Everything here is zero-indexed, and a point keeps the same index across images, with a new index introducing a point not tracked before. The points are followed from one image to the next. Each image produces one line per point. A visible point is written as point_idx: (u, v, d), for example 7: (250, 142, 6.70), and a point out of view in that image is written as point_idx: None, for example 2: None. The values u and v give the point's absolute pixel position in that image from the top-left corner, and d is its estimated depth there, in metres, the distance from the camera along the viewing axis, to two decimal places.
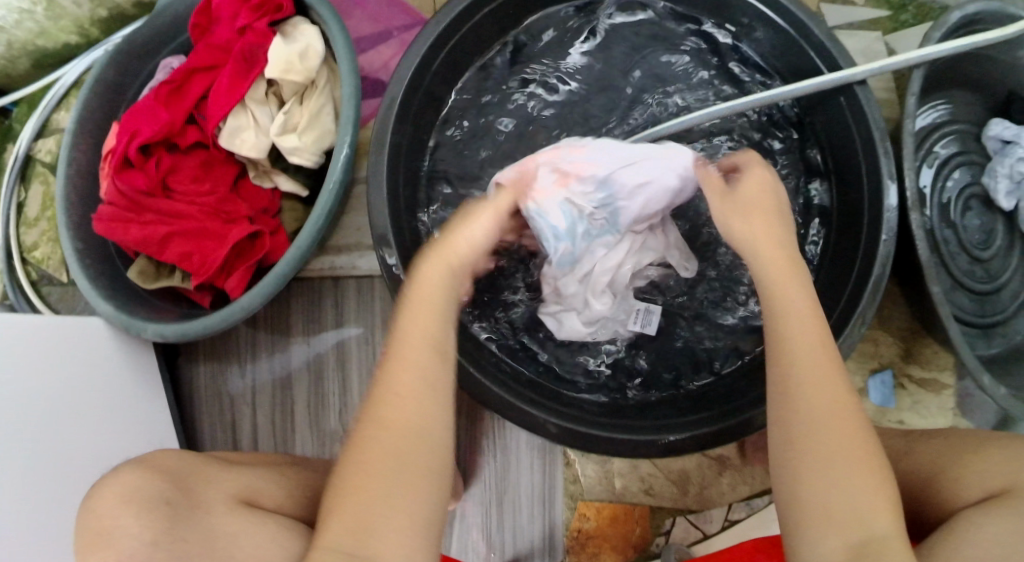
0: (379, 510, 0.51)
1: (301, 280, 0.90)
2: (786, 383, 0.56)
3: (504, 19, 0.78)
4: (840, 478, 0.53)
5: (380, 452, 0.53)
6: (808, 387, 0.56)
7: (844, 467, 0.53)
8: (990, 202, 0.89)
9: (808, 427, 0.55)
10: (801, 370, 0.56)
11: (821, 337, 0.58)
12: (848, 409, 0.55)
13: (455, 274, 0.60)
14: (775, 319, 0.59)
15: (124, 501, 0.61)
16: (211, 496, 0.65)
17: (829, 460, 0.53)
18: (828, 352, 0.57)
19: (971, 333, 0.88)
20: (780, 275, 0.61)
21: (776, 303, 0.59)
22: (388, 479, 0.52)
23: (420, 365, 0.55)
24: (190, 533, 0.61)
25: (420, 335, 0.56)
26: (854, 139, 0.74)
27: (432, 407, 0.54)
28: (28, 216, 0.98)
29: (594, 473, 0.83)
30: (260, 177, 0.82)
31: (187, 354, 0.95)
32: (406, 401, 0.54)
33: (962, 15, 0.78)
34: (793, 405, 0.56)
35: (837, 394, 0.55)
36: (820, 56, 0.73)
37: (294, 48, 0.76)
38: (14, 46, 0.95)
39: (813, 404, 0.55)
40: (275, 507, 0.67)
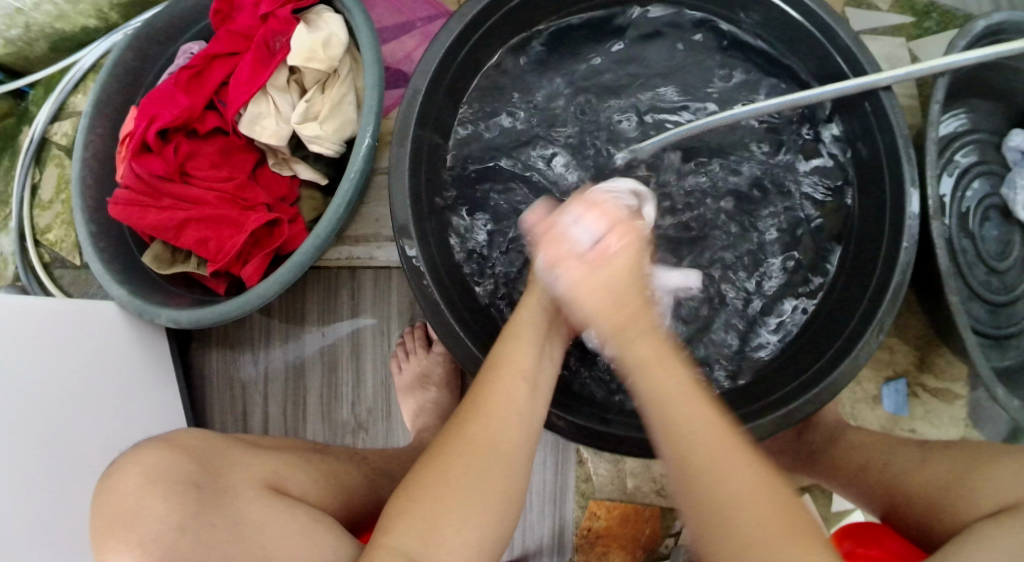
0: (449, 512, 0.54)
1: (318, 268, 0.89)
2: (681, 457, 0.53)
3: (528, 15, 0.78)
4: (784, 558, 0.50)
5: (460, 462, 0.55)
6: (721, 467, 0.52)
7: (778, 550, 0.50)
8: (1009, 213, 0.89)
9: (727, 507, 0.51)
10: (707, 440, 0.53)
11: (707, 410, 0.55)
12: (754, 489, 0.52)
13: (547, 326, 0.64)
14: (653, 390, 0.55)
15: (149, 482, 0.59)
16: (238, 481, 0.63)
17: (750, 538, 0.50)
18: (724, 426, 0.54)
19: (985, 344, 0.88)
20: (633, 337, 0.57)
21: (647, 375, 0.56)
22: (468, 492, 0.54)
23: (509, 391, 0.58)
24: (218, 517, 0.59)
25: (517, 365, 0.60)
26: (878, 146, 0.73)
27: (513, 435, 0.57)
28: (42, 199, 0.98)
29: (607, 473, 0.83)
30: (279, 165, 0.82)
31: (200, 340, 0.95)
32: (492, 417, 0.57)
33: (987, 23, 0.77)
34: (712, 486, 0.52)
35: (753, 474, 0.52)
36: (847, 62, 0.72)
37: (317, 36, 0.75)
38: (32, 28, 0.95)
39: (723, 487, 0.52)
40: (300, 495, 0.67)
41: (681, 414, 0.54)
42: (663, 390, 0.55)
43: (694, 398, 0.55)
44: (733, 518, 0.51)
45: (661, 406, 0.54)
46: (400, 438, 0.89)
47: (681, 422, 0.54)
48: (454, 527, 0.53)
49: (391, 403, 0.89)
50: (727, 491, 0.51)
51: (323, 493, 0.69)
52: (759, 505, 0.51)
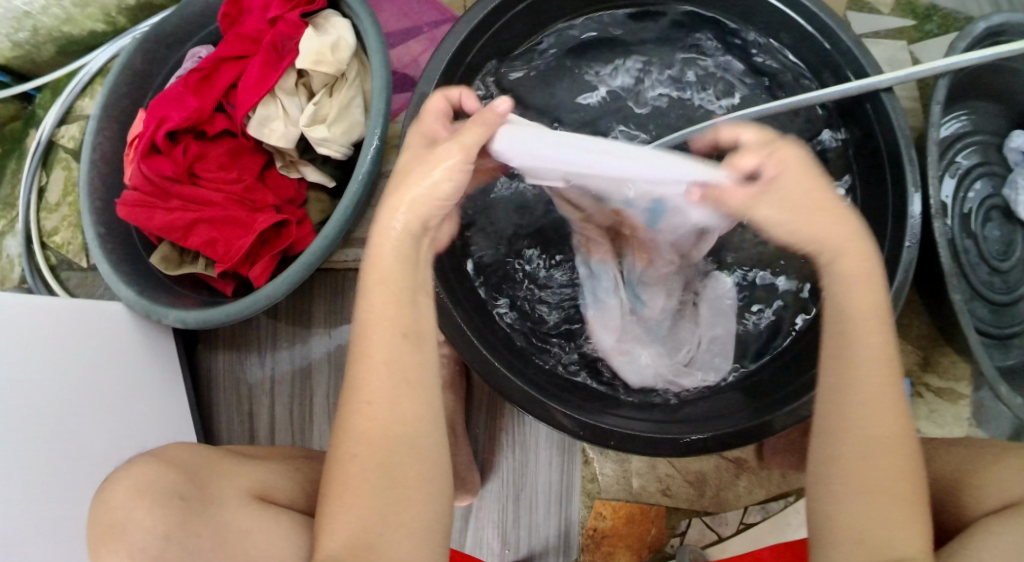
0: (375, 515, 0.55)
1: (325, 271, 0.90)
2: (867, 412, 0.57)
3: (532, 19, 0.79)
4: (879, 505, 0.55)
5: (360, 466, 0.56)
6: (854, 431, 0.57)
7: (887, 505, 0.55)
8: (1010, 213, 0.89)
9: (863, 463, 0.57)
10: (871, 402, 0.58)
11: (887, 361, 0.59)
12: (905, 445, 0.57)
13: (413, 234, 0.59)
14: (835, 366, 0.60)
15: (137, 493, 0.60)
16: (227, 493, 0.65)
17: (877, 482, 0.56)
18: (889, 383, 0.58)
19: (988, 344, 0.88)
20: (850, 287, 0.60)
21: (852, 341, 0.59)
22: (380, 493, 0.55)
23: (386, 370, 0.56)
24: (204, 527, 0.61)
25: (385, 324, 0.57)
26: (880, 146, 0.74)
27: (409, 401, 0.56)
28: (49, 201, 0.99)
29: (612, 472, 0.83)
30: (287, 168, 0.83)
31: (206, 342, 0.95)
32: (379, 399, 0.56)
33: (987, 26, 0.78)
34: (844, 437, 0.57)
35: (884, 420, 0.57)
36: (849, 64, 0.73)
37: (325, 40, 0.76)
38: (40, 32, 0.96)
39: (880, 442, 0.57)
40: (286, 502, 0.68)
41: (861, 377, 0.58)
42: (859, 348, 0.59)
43: (882, 359, 0.58)
44: (851, 483, 0.56)
45: (850, 362, 0.59)
46: None
47: (849, 393, 0.58)
48: (391, 527, 0.55)
49: None
50: (896, 469, 0.56)
51: (311, 501, 0.69)
52: (889, 472, 0.56)
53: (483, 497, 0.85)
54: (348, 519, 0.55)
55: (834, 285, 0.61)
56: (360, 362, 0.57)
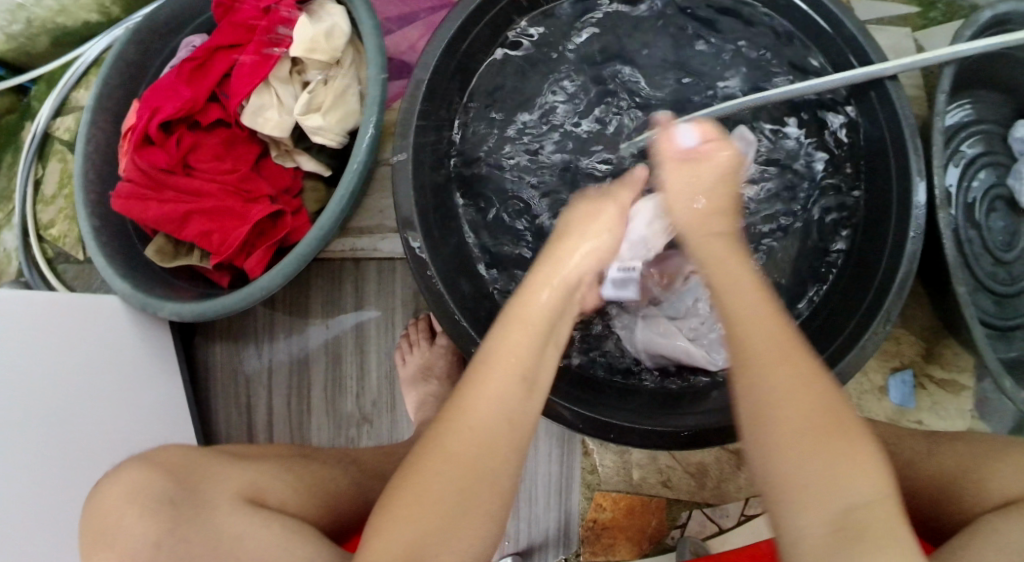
0: (434, 535, 0.50)
1: (322, 261, 0.89)
2: (746, 364, 0.52)
3: (530, 6, 0.78)
4: (823, 456, 0.49)
5: (439, 483, 0.51)
6: (768, 372, 0.51)
7: (815, 446, 0.49)
8: (1015, 203, 0.88)
9: (773, 414, 0.50)
10: (768, 373, 0.51)
11: (772, 314, 0.54)
12: (813, 387, 0.51)
13: (556, 312, 0.57)
14: (731, 321, 0.54)
15: (127, 501, 0.61)
16: (216, 494, 0.64)
17: (795, 431, 0.50)
18: (787, 333, 0.53)
19: (992, 335, 0.87)
20: (719, 266, 0.57)
21: (732, 288, 0.55)
22: (448, 518, 0.50)
23: (496, 402, 0.53)
24: (195, 529, 0.61)
25: (515, 358, 0.54)
26: (884, 135, 0.72)
27: (505, 438, 0.52)
28: (45, 193, 0.98)
29: (612, 464, 0.82)
30: (282, 157, 0.81)
31: (204, 334, 0.95)
32: (483, 425, 0.52)
33: (993, 15, 0.76)
34: (762, 380, 0.51)
35: (804, 372, 0.52)
36: (853, 51, 0.71)
37: (320, 27, 0.75)
38: (34, 22, 0.95)
39: (792, 400, 0.51)
40: (281, 506, 0.66)
41: (750, 325, 0.53)
42: (743, 308, 0.54)
43: (771, 321, 0.53)
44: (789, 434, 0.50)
45: (732, 330, 0.54)
46: (406, 431, 0.89)
47: (746, 350, 0.52)
48: (451, 542, 0.50)
49: (395, 396, 0.89)
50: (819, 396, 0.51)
51: (309, 501, 0.68)
52: (814, 409, 0.50)
53: None
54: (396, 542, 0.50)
55: (715, 273, 0.57)
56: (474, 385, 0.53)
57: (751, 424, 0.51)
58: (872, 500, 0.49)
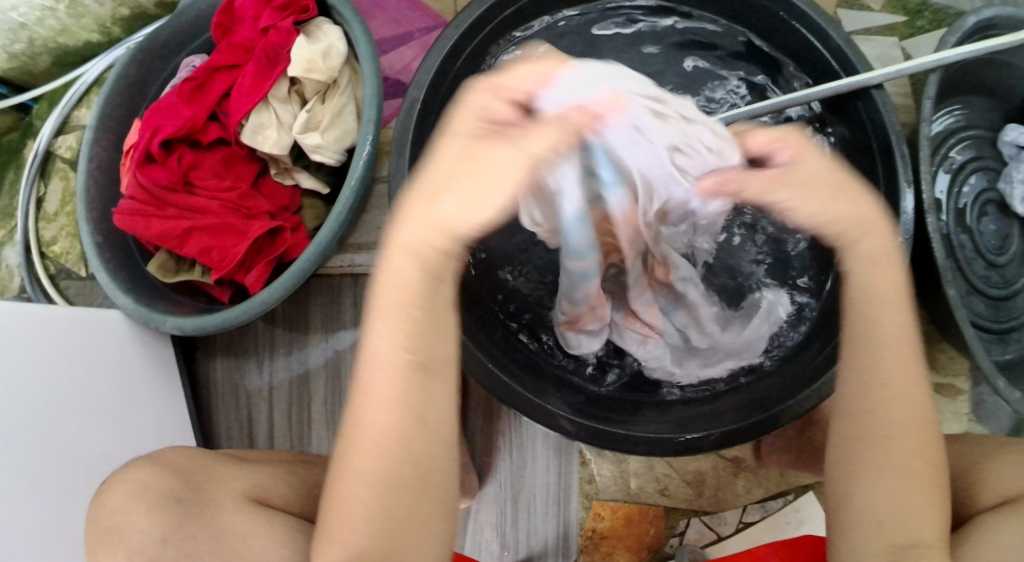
0: (371, 546, 0.54)
1: (321, 277, 0.90)
2: (872, 398, 0.57)
3: (521, 21, 0.79)
4: (893, 485, 0.55)
5: (360, 501, 0.54)
6: (885, 405, 0.57)
7: (905, 488, 0.55)
8: (1006, 207, 0.89)
9: (866, 450, 0.56)
10: (886, 398, 0.57)
11: (909, 338, 0.58)
12: (920, 436, 0.56)
13: (408, 282, 0.53)
14: (870, 347, 0.58)
15: (134, 498, 0.61)
16: (221, 494, 0.65)
17: (883, 469, 0.56)
18: (914, 363, 0.57)
19: (986, 338, 0.88)
20: (867, 265, 0.57)
21: (878, 309, 0.58)
22: (378, 528, 0.54)
23: (384, 409, 0.54)
24: (199, 529, 0.61)
25: (393, 351, 0.54)
26: (872, 145, 0.74)
27: (415, 438, 0.55)
28: (47, 211, 0.99)
29: (609, 474, 0.83)
30: (281, 175, 0.83)
31: (204, 349, 0.96)
32: (385, 435, 0.54)
33: (978, 19, 0.77)
34: (869, 416, 0.57)
35: (915, 415, 0.56)
36: (839, 62, 0.73)
37: (316, 47, 0.77)
38: (36, 43, 0.96)
39: (903, 439, 0.56)
40: (281, 506, 0.68)
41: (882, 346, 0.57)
42: (875, 326, 0.58)
43: (910, 351, 0.58)
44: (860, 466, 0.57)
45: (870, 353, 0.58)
46: None
47: (873, 377, 0.57)
48: (391, 556, 0.54)
49: None
50: (921, 444, 0.56)
51: (310, 506, 0.70)
52: (912, 455, 0.56)
53: (480, 499, 0.84)
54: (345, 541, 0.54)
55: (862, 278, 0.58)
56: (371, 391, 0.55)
57: (840, 450, 0.58)
58: (920, 540, 0.54)
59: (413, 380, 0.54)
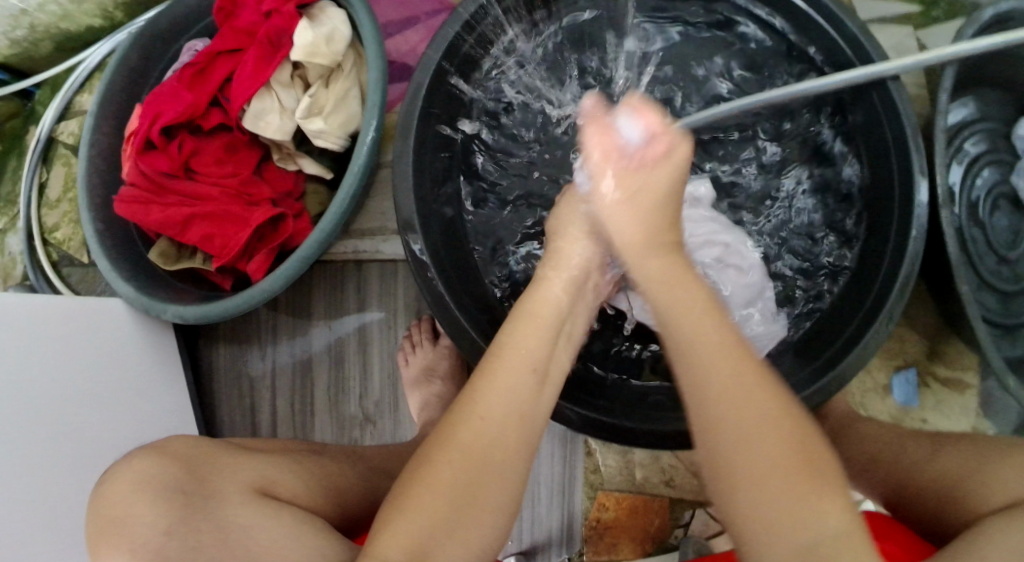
0: (442, 529, 0.52)
1: (324, 263, 0.89)
2: (696, 378, 0.52)
3: (529, 7, 0.78)
4: (796, 490, 0.49)
5: (447, 474, 0.53)
6: (700, 382, 0.52)
7: (795, 476, 0.49)
8: (1018, 201, 0.87)
9: (735, 433, 0.50)
10: (701, 372, 0.52)
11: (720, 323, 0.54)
12: (733, 413, 0.51)
13: (558, 313, 0.60)
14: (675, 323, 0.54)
15: (139, 487, 0.61)
16: (228, 485, 0.64)
17: (750, 455, 0.50)
18: (731, 344, 0.53)
19: (995, 333, 0.86)
20: (670, 284, 0.56)
21: (671, 294, 0.55)
22: (453, 511, 0.52)
23: (503, 398, 0.55)
24: (205, 521, 0.60)
25: (527, 352, 0.57)
26: (885, 134, 0.72)
27: (522, 431, 0.55)
28: (50, 197, 0.99)
29: (615, 463, 0.82)
30: (284, 160, 0.82)
31: (207, 338, 0.95)
32: (493, 421, 0.54)
33: (995, 12, 0.76)
34: (704, 400, 0.51)
35: (755, 400, 0.51)
36: (852, 48, 0.71)
37: (320, 32, 0.76)
38: (38, 27, 0.96)
39: (734, 422, 0.50)
40: (289, 497, 0.66)
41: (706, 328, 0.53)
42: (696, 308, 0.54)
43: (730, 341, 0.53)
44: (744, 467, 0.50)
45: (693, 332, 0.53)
46: (408, 433, 0.89)
47: (692, 352, 0.53)
48: (451, 540, 0.52)
49: (398, 399, 0.89)
50: (784, 433, 0.50)
51: (315, 496, 0.69)
52: (785, 448, 0.50)
53: None
54: (418, 524, 0.51)
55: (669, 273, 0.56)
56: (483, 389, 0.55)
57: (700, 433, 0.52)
58: (823, 535, 0.48)
59: (520, 380, 0.56)
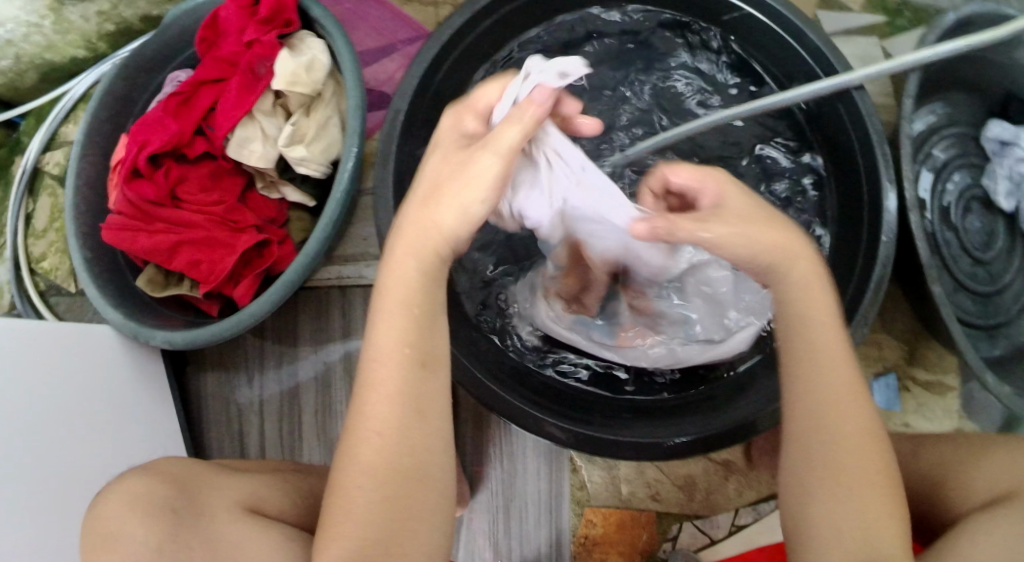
0: (380, 543, 0.53)
1: (309, 290, 0.90)
2: (806, 419, 0.57)
3: (504, 29, 0.79)
4: (856, 502, 0.55)
5: (362, 494, 0.54)
6: (832, 400, 0.56)
7: (871, 507, 0.55)
8: (990, 203, 0.89)
9: (836, 461, 0.56)
10: (834, 390, 0.57)
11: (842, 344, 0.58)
12: (882, 467, 0.56)
13: (435, 254, 0.56)
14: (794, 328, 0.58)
15: (129, 508, 0.61)
16: (216, 504, 0.65)
17: (849, 474, 0.55)
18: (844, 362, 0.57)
19: (974, 334, 0.88)
20: (807, 285, 0.57)
21: (814, 327, 0.57)
22: (379, 524, 0.53)
23: (391, 397, 0.54)
24: (196, 542, 0.61)
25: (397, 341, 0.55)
26: (852, 144, 0.74)
27: (416, 426, 0.55)
28: (36, 228, 0.99)
29: (601, 479, 0.83)
30: (267, 189, 0.83)
31: (195, 364, 0.96)
32: (385, 426, 0.54)
33: (956, 17, 0.77)
34: (822, 417, 0.56)
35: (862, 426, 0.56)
36: (818, 62, 0.73)
37: (300, 60, 0.77)
38: (22, 59, 0.97)
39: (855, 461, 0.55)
40: (279, 514, 0.67)
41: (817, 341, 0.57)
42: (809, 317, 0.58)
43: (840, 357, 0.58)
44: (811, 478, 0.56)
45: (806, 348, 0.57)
46: None
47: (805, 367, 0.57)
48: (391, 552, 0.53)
49: None
50: (873, 455, 0.56)
51: (301, 514, 0.69)
52: (868, 467, 0.55)
53: (473, 507, 0.84)
54: (351, 541, 0.53)
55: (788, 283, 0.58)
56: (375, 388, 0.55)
57: (798, 461, 0.57)
58: (883, 553, 0.53)
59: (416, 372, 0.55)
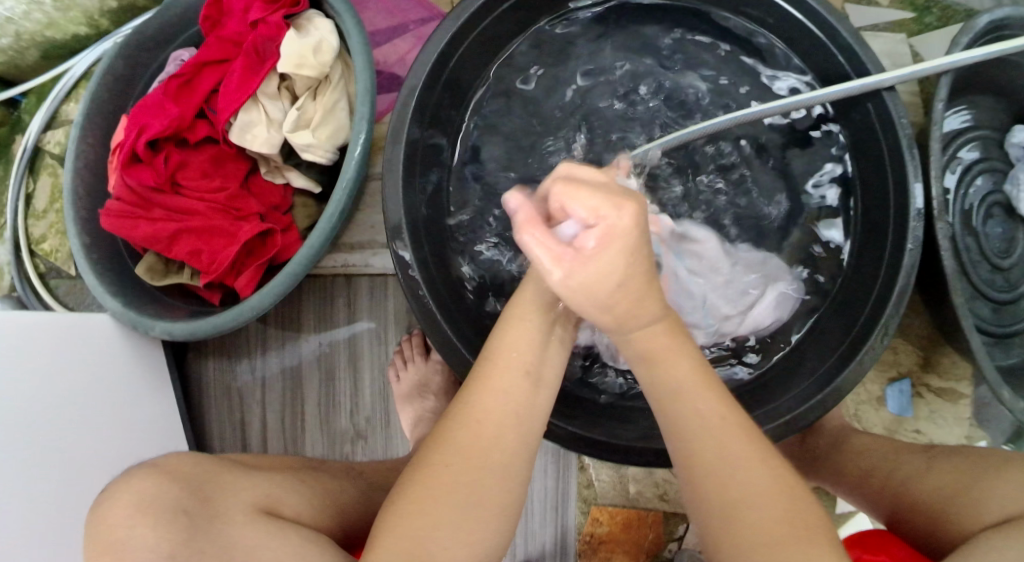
0: (442, 518, 0.52)
1: (313, 277, 0.89)
2: (691, 453, 0.52)
3: (519, 16, 0.77)
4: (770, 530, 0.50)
5: (449, 475, 0.53)
6: (686, 420, 0.52)
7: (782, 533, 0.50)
8: (1012, 209, 0.87)
9: (726, 488, 0.51)
10: (694, 413, 0.52)
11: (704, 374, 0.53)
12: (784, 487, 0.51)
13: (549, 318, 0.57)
14: (649, 367, 0.53)
15: (139, 512, 0.59)
16: (230, 505, 0.63)
17: (747, 502, 0.51)
18: (709, 385, 0.53)
19: (989, 342, 0.86)
20: (657, 328, 0.53)
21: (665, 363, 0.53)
22: (454, 501, 0.52)
23: (501, 396, 0.54)
24: (208, 542, 0.59)
25: (515, 361, 0.55)
26: (880, 144, 0.72)
27: (512, 429, 0.54)
28: (36, 209, 0.97)
29: (608, 478, 0.82)
30: (272, 173, 0.81)
31: (196, 351, 0.94)
32: (488, 418, 0.54)
33: (990, 19, 0.74)
34: (706, 445, 0.52)
35: (736, 446, 0.52)
36: (849, 61, 0.71)
37: (307, 42, 0.75)
38: (23, 37, 0.94)
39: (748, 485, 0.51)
40: (293, 517, 0.66)
41: (670, 370, 0.53)
42: (662, 361, 0.53)
43: (698, 375, 0.53)
44: (713, 508, 0.52)
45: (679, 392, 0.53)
46: (399, 447, 0.88)
47: (671, 403, 0.53)
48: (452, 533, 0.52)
49: (389, 414, 0.89)
50: (761, 471, 0.51)
51: (318, 513, 0.69)
52: (764, 481, 0.51)
53: None
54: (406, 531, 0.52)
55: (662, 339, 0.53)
56: (483, 390, 0.55)
57: (694, 490, 0.53)
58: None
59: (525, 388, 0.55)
